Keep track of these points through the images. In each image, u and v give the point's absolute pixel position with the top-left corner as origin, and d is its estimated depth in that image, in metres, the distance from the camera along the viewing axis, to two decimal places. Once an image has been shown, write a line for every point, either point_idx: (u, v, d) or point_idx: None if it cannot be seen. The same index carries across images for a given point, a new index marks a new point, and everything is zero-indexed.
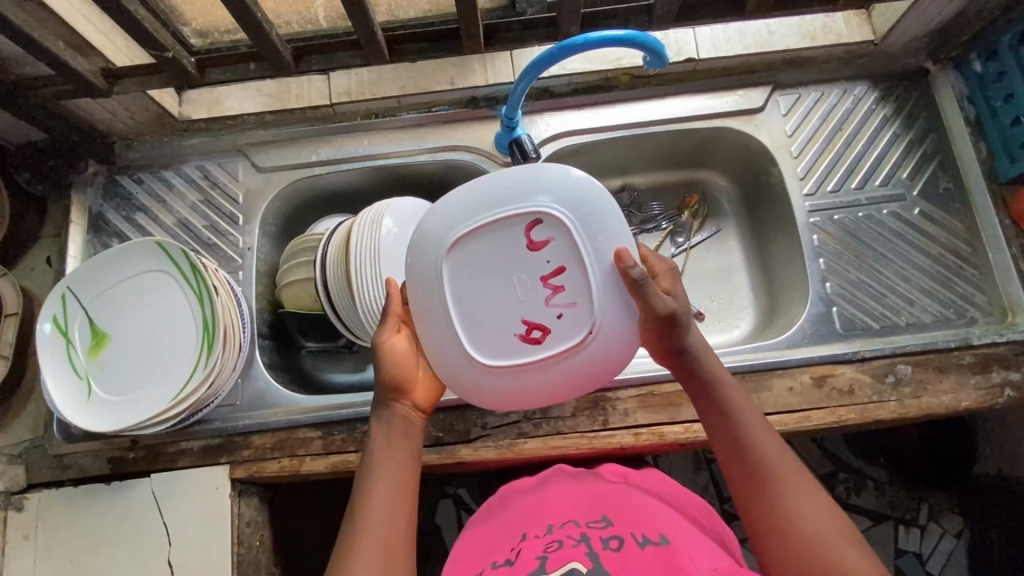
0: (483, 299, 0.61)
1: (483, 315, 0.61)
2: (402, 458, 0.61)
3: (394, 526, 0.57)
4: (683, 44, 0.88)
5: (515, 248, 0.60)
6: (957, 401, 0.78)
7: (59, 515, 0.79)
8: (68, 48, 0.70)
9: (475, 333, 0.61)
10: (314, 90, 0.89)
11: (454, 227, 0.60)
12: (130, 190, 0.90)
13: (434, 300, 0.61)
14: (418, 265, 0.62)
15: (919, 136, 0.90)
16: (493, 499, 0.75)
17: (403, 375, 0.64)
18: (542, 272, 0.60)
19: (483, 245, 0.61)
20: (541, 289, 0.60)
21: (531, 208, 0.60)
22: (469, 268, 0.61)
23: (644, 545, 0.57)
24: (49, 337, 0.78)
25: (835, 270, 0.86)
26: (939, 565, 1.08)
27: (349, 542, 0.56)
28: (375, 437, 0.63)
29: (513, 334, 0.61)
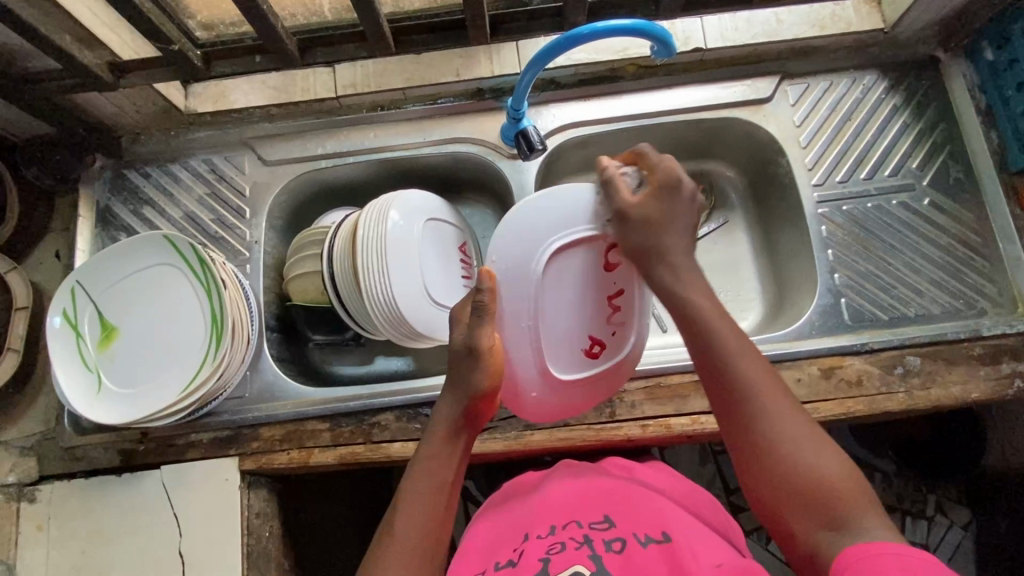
0: (559, 312, 0.66)
1: (558, 327, 0.67)
2: (457, 470, 0.64)
3: (440, 532, 0.60)
4: (691, 33, 0.88)
5: (591, 268, 0.66)
6: (967, 392, 0.78)
7: (71, 506, 0.80)
8: (74, 41, 0.70)
9: (551, 342, 0.67)
10: (320, 83, 0.89)
11: (548, 242, 0.64)
12: (137, 183, 0.90)
13: (526, 306, 0.65)
14: (519, 268, 0.64)
15: (929, 125, 0.89)
16: (498, 495, 0.75)
17: (490, 390, 0.65)
18: (609, 291, 0.67)
19: (561, 264, 0.65)
20: (604, 307, 0.68)
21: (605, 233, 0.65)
22: (552, 284, 0.65)
23: (647, 544, 0.57)
24: (59, 331, 0.78)
25: (843, 261, 0.86)
26: (947, 557, 1.08)
27: (392, 535, 0.58)
28: (434, 440, 0.64)
29: (578, 350, 0.68)
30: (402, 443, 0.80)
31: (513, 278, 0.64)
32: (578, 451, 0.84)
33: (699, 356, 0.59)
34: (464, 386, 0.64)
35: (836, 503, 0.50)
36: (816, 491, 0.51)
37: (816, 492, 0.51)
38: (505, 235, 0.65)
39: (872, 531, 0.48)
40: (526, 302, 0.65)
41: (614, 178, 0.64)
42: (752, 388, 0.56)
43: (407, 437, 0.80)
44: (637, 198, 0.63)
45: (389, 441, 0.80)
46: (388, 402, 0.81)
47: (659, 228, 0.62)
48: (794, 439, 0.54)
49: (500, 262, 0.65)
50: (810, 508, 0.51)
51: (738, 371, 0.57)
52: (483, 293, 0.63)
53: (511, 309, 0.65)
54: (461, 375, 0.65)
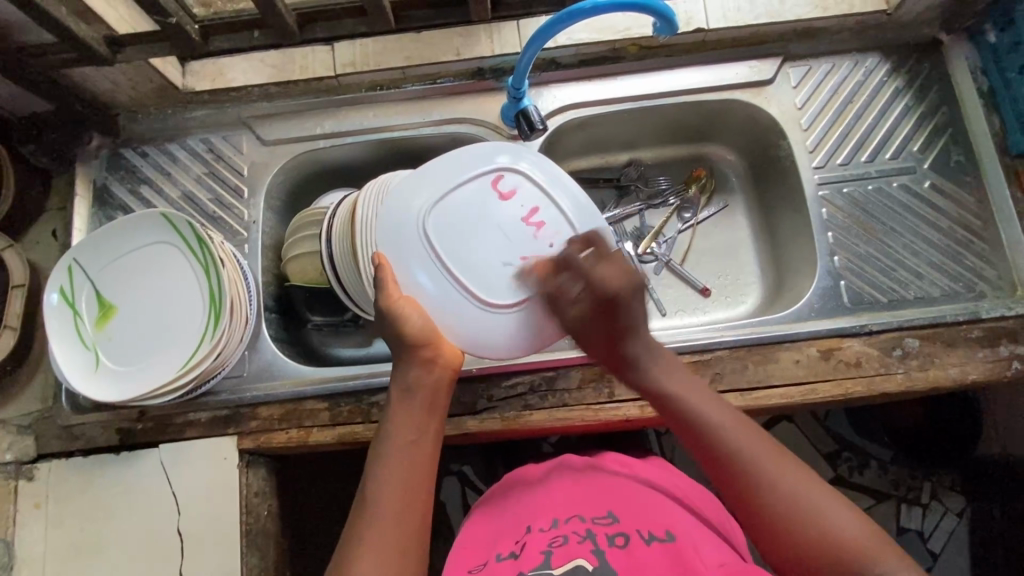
0: (468, 248, 0.68)
1: (473, 261, 0.67)
2: (424, 428, 0.63)
3: (414, 485, 0.60)
4: (693, 14, 0.87)
5: (487, 199, 0.69)
6: (965, 374, 0.78)
7: (68, 485, 0.80)
8: (71, 13, 0.69)
9: (472, 274, 0.67)
10: (318, 61, 0.88)
11: (417, 197, 0.68)
12: (134, 163, 0.90)
13: (426, 256, 0.67)
14: (400, 231, 0.68)
15: (931, 108, 0.89)
16: (498, 487, 0.76)
17: (429, 331, 0.65)
18: (520, 215, 0.69)
19: (461, 202, 0.69)
20: (524, 228, 0.68)
21: (493, 166, 0.70)
22: (444, 226, 0.68)
23: (651, 542, 0.57)
24: (56, 308, 0.78)
25: (843, 243, 0.86)
26: (941, 544, 1.08)
27: (366, 503, 0.59)
28: (394, 403, 0.64)
29: (512, 269, 0.67)
30: None
31: (397, 239, 0.68)
32: (576, 432, 0.84)
33: (685, 429, 0.63)
34: (396, 341, 0.65)
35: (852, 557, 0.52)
36: (825, 547, 0.53)
37: (828, 557, 0.52)
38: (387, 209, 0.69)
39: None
40: (418, 244, 0.67)
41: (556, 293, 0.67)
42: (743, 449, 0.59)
43: None
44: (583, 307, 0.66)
45: None
46: (386, 381, 0.81)
47: (624, 328, 0.66)
48: (800, 494, 0.55)
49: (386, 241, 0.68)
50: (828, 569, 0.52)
51: (731, 445, 0.59)
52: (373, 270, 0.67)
53: (406, 270, 0.67)
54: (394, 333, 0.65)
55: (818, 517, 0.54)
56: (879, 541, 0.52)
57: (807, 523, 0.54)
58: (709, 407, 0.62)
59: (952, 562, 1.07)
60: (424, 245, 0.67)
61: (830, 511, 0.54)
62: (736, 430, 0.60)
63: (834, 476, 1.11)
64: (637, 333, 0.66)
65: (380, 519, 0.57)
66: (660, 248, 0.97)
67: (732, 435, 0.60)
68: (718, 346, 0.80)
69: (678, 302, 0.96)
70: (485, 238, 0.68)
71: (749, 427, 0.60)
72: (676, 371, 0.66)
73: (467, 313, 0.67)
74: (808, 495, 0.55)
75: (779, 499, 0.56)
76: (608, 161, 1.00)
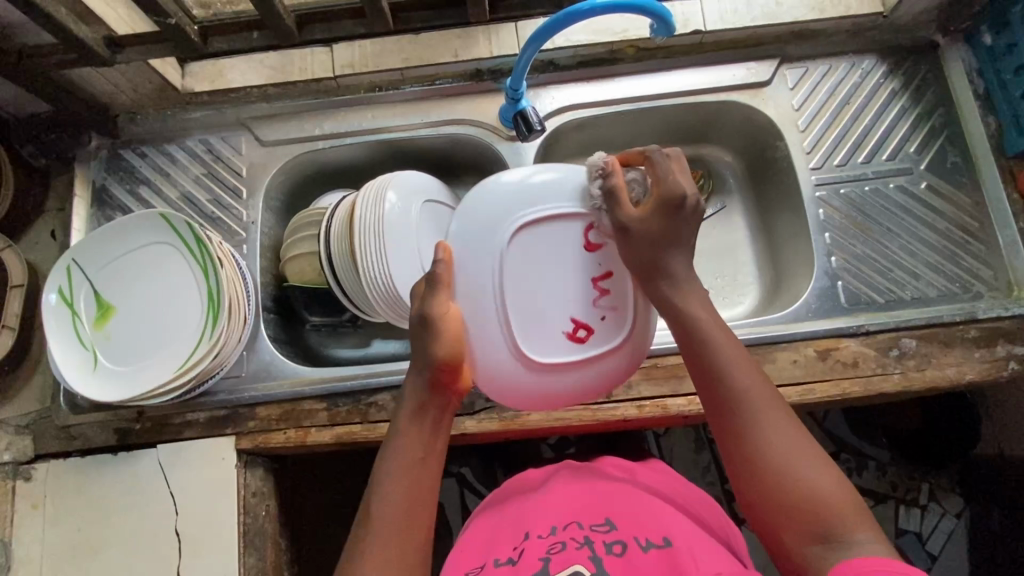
0: (535, 295, 0.60)
1: (529, 310, 0.60)
2: (432, 444, 0.61)
3: (420, 508, 0.58)
4: (690, 16, 0.87)
5: (571, 244, 0.61)
6: (961, 374, 0.78)
7: (67, 485, 0.80)
8: (71, 14, 0.69)
9: (524, 325, 0.60)
10: (318, 62, 0.89)
11: (522, 209, 0.60)
12: (133, 163, 0.90)
13: (492, 288, 0.59)
14: (478, 255, 0.59)
15: (928, 110, 0.89)
16: (498, 493, 0.76)
17: (455, 358, 0.60)
18: (592, 273, 0.62)
19: (541, 237, 0.61)
20: (590, 290, 0.62)
21: (587, 212, 0.61)
22: (519, 260, 0.60)
23: (648, 548, 0.57)
24: (55, 308, 0.78)
25: (840, 244, 0.86)
26: (939, 545, 1.08)
27: (368, 532, 0.56)
28: (403, 418, 0.61)
29: (560, 331, 0.61)
30: None
31: (468, 249, 0.60)
32: (574, 433, 0.84)
33: (693, 355, 0.59)
34: (422, 360, 0.60)
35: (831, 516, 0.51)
36: (804, 501, 0.52)
37: (805, 511, 0.52)
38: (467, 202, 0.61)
39: (864, 545, 0.49)
40: (489, 264, 0.59)
41: (619, 189, 0.60)
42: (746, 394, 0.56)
43: None
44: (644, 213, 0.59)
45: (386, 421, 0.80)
46: (385, 381, 0.81)
47: (677, 238, 0.60)
48: (783, 449, 0.54)
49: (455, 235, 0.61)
50: (801, 519, 0.52)
51: (735, 386, 0.57)
52: (436, 264, 0.59)
53: (467, 283, 0.60)
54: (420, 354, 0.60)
55: (800, 471, 0.53)
56: (854, 507, 0.52)
57: (793, 476, 0.53)
58: (725, 343, 0.59)
59: (951, 564, 1.07)
60: (493, 265, 0.59)
61: (817, 471, 0.53)
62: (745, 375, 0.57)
63: None
64: (679, 246, 0.60)
65: (385, 542, 0.55)
66: None
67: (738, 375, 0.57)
68: None
69: None
70: (545, 284, 0.61)
71: (755, 372, 0.58)
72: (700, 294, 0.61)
73: (501, 361, 0.61)
74: (795, 450, 0.54)
75: (763, 448, 0.55)
76: None
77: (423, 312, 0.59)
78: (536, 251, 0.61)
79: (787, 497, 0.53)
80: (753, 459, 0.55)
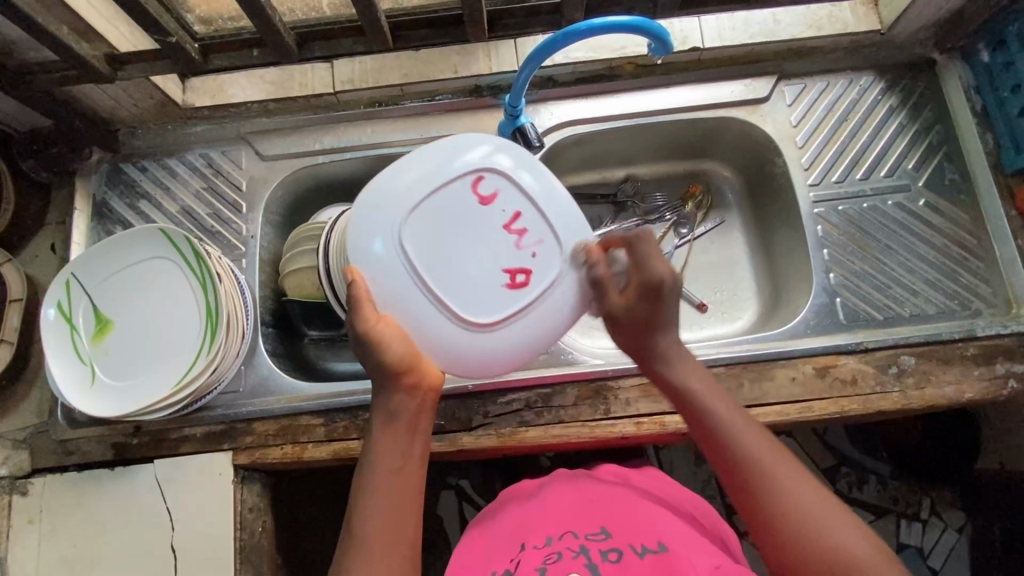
0: (450, 266, 0.60)
1: (461, 281, 0.60)
2: (409, 453, 0.62)
3: (404, 508, 0.60)
4: (689, 33, 0.88)
5: (465, 201, 0.61)
6: (961, 392, 0.78)
7: (63, 500, 0.80)
8: (71, 32, 0.69)
9: (454, 295, 0.60)
10: (317, 79, 0.89)
11: (392, 203, 0.60)
12: (134, 177, 0.90)
13: (402, 279, 0.59)
14: (381, 258, 0.59)
15: (925, 127, 0.89)
16: (495, 500, 0.75)
17: (406, 358, 0.60)
18: (502, 221, 0.61)
19: (433, 206, 0.60)
20: (509, 238, 0.61)
21: (470, 165, 0.61)
22: (422, 241, 0.60)
23: (644, 554, 0.58)
24: (53, 323, 0.78)
25: (838, 261, 0.86)
26: (941, 560, 1.08)
27: (353, 533, 0.59)
28: (377, 429, 0.62)
29: (498, 285, 0.60)
30: None
31: (375, 261, 0.59)
32: (571, 449, 0.84)
33: (703, 430, 0.62)
34: (376, 370, 0.60)
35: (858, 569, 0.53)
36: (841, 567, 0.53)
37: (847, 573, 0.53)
38: (358, 223, 0.60)
39: None
40: (404, 261, 0.59)
41: (605, 278, 0.61)
42: (767, 471, 0.58)
43: None
44: (628, 299, 0.62)
45: None
46: None
47: (660, 321, 0.64)
48: (808, 512, 0.56)
49: (360, 255, 0.60)
50: None
51: (748, 459, 0.59)
52: (348, 289, 0.59)
53: (390, 292, 0.59)
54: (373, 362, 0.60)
55: (828, 532, 0.55)
56: (885, 558, 0.53)
57: (824, 537, 0.55)
58: (727, 410, 0.62)
59: None
60: (405, 264, 0.59)
61: (841, 526, 0.55)
62: (756, 443, 0.60)
63: (833, 491, 1.10)
64: (666, 326, 0.64)
65: (371, 549, 0.58)
66: None
67: (747, 440, 0.60)
68: (714, 363, 0.80)
69: None
70: (467, 253, 0.60)
71: (761, 435, 0.60)
72: (693, 363, 0.65)
73: (458, 344, 0.60)
74: (822, 511, 0.56)
75: (790, 514, 0.56)
76: (605, 176, 1.01)
77: (356, 333, 0.59)
78: (435, 221, 0.60)
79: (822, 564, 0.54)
80: (779, 529, 0.56)
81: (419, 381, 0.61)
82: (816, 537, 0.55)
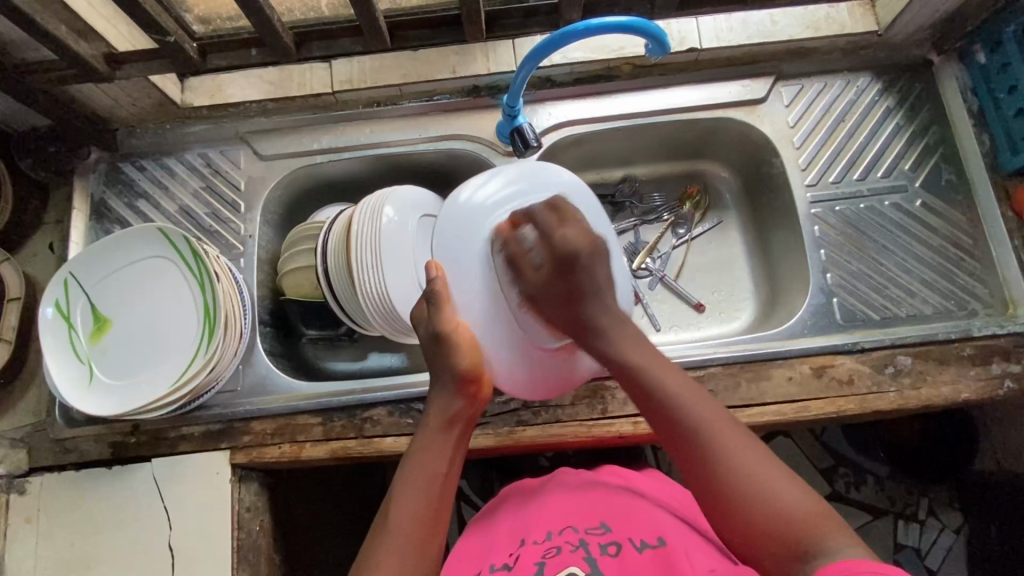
0: (523, 288, 0.69)
1: (522, 296, 0.69)
2: (451, 462, 0.63)
3: (441, 505, 0.61)
4: (687, 33, 0.88)
5: (533, 230, 0.70)
6: (957, 392, 0.78)
7: (61, 499, 0.80)
8: (69, 31, 0.70)
9: (521, 315, 0.69)
10: (316, 78, 0.89)
11: (484, 220, 0.69)
12: (133, 177, 0.91)
13: (479, 286, 0.68)
14: (461, 261, 0.68)
15: (922, 128, 0.90)
16: (495, 501, 0.75)
17: (473, 369, 0.66)
18: None
19: (514, 233, 0.70)
20: None
21: (538, 199, 0.71)
22: (503, 256, 0.69)
23: (642, 549, 0.59)
24: (51, 322, 0.78)
25: (835, 261, 0.86)
26: (938, 560, 1.08)
27: (387, 524, 0.59)
28: (429, 430, 0.64)
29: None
30: (394, 438, 0.80)
31: (457, 263, 0.68)
32: (569, 449, 0.84)
33: (645, 399, 0.61)
34: (444, 372, 0.65)
35: (806, 532, 0.51)
36: (778, 527, 0.52)
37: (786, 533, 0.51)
38: (443, 226, 0.69)
39: (844, 550, 0.48)
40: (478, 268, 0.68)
41: (517, 256, 0.67)
42: (706, 434, 0.57)
43: (398, 432, 0.80)
44: (543, 273, 0.66)
45: (381, 436, 0.80)
46: (380, 397, 0.81)
47: (588, 290, 0.66)
48: (748, 472, 0.55)
49: (439, 253, 0.68)
50: (781, 544, 0.51)
51: (689, 421, 0.58)
52: (432, 282, 0.67)
53: (462, 293, 0.68)
54: (442, 365, 0.65)
55: (767, 487, 0.54)
56: (829, 518, 0.51)
57: (762, 493, 0.53)
58: (671, 378, 0.61)
59: None
60: (482, 273, 0.68)
61: (782, 484, 0.54)
62: (697, 405, 0.59)
63: (830, 492, 1.11)
64: (599, 296, 0.66)
65: (400, 546, 0.57)
66: (654, 263, 0.98)
67: (690, 407, 0.59)
68: (711, 363, 0.80)
69: (672, 317, 0.96)
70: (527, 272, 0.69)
71: (705, 399, 0.60)
72: (636, 340, 0.65)
73: (516, 354, 0.69)
74: (763, 473, 0.55)
75: (730, 472, 0.55)
76: (603, 177, 1.01)
77: (436, 329, 0.66)
78: (511, 246, 0.69)
79: (760, 523, 0.53)
80: (720, 487, 0.55)
81: (481, 391, 0.67)
82: (754, 496, 0.54)
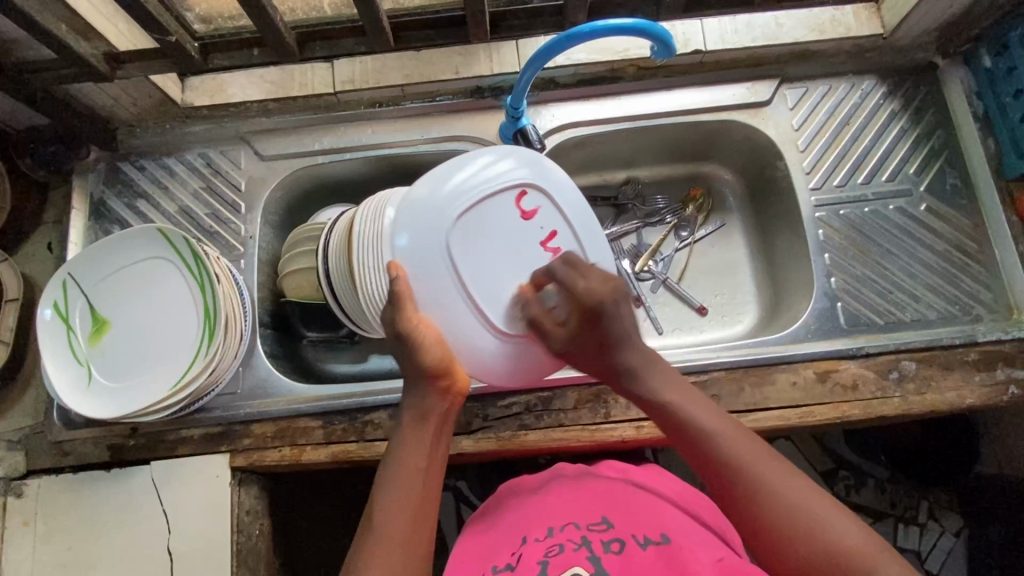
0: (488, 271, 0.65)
1: (491, 286, 0.65)
2: (432, 455, 0.63)
3: (427, 504, 0.61)
4: (691, 35, 0.87)
5: (508, 214, 0.67)
6: (961, 398, 0.78)
7: (58, 502, 0.79)
8: (70, 31, 0.69)
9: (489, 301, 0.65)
10: (317, 78, 0.89)
11: (452, 199, 0.65)
12: (132, 177, 0.90)
13: (443, 271, 0.64)
14: (424, 249, 0.64)
15: (927, 131, 0.89)
16: (494, 498, 0.74)
17: (441, 363, 0.63)
18: (539, 237, 0.69)
19: (479, 213, 0.66)
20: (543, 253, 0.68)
21: (515, 180, 0.68)
22: (465, 236, 0.65)
23: (646, 546, 0.57)
24: (49, 323, 0.77)
25: (839, 265, 0.86)
26: (938, 563, 1.08)
27: (372, 527, 0.58)
28: (403, 428, 0.64)
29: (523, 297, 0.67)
30: None
31: (419, 254, 0.64)
32: (571, 453, 0.84)
33: (684, 439, 0.61)
34: (410, 368, 0.63)
35: (855, 560, 0.51)
36: (835, 564, 0.52)
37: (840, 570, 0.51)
38: (405, 212, 0.65)
39: None
40: (442, 259, 0.64)
41: (539, 316, 0.65)
42: (749, 469, 0.57)
43: None
44: (571, 327, 0.64)
45: (382, 439, 0.79)
46: (381, 400, 0.80)
47: (615, 338, 0.64)
48: (801, 506, 0.54)
49: (402, 251, 0.64)
50: None
51: (729, 458, 0.58)
52: (392, 281, 0.62)
53: (427, 287, 0.64)
54: (409, 362, 0.64)
55: (818, 520, 0.53)
56: (878, 550, 0.52)
57: (817, 529, 0.53)
58: (701, 411, 0.62)
59: None
60: (444, 258, 0.64)
61: (832, 516, 0.54)
62: (736, 448, 0.58)
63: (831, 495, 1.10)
64: (631, 341, 0.64)
65: (388, 544, 0.57)
66: (657, 265, 0.97)
67: (727, 441, 0.59)
68: (715, 367, 0.80)
69: (675, 320, 0.96)
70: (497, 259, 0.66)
71: (741, 433, 0.60)
72: (665, 371, 0.65)
73: (485, 345, 0.65)
74: (817, 508, 0.54)
75: (781, 509, 0.54)
76: (606, 179, 1.01)
77: (396, 330, 0.62)
78: (474, 228, 0.65)
79: (818, 562, 0.52)
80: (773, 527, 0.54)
81: (447, 385, 0.65)
82: (810, 537, 0.53)
